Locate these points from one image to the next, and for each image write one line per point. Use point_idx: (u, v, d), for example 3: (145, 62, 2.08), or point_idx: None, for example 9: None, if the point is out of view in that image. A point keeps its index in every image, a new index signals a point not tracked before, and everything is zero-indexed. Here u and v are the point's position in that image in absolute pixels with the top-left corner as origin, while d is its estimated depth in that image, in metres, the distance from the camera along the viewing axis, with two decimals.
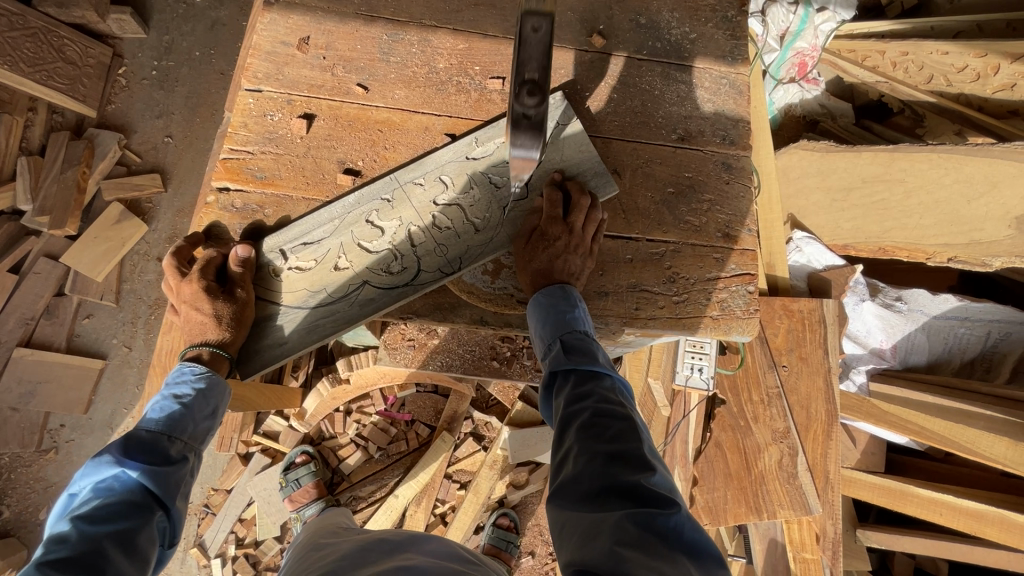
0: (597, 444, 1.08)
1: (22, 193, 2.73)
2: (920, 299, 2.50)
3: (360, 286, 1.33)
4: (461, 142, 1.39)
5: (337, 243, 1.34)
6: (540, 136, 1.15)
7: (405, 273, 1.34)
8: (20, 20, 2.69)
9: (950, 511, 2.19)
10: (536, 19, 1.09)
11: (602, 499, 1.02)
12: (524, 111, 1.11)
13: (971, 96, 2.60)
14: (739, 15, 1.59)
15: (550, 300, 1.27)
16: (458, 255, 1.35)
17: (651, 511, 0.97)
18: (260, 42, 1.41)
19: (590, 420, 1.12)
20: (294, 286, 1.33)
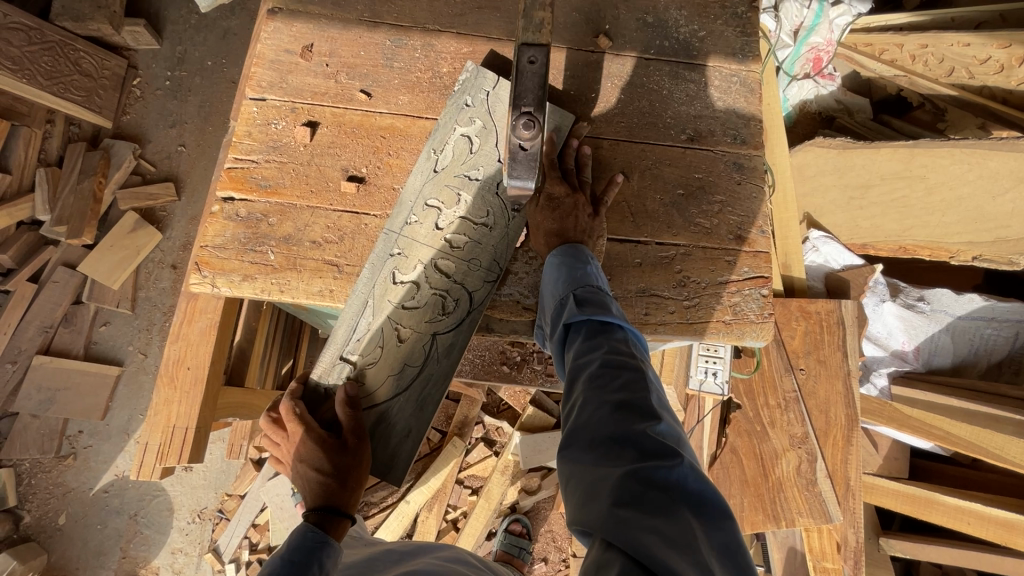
0: (605, 395, 1.05)
1: (40, 204, 2.77)
2: (944, 299, 2.41)
3: (433, 340, 1.36)
4: (421, 161, 1.36)
5: (387, 323, 1.35)
6: (536, 165, 1.11)
7: (461, 304, 1.35)
8: (38, 34, 2.70)
9: (977, 520, 2.11)
10: (532, 52, 1.10)
11: (607, 450, 0.98)
12: (520, 141, 1.09)
13: (994, 89, 2.52)
14: (750, 11, 1.55)
15: (560, 257, 1.24)
16: (493, 261, 1.36)
17: (654, 466, 0.92)
18: (264, 51, 1.41)
19: (599, 372, 1.08)
20: (378, 377, 1.36)
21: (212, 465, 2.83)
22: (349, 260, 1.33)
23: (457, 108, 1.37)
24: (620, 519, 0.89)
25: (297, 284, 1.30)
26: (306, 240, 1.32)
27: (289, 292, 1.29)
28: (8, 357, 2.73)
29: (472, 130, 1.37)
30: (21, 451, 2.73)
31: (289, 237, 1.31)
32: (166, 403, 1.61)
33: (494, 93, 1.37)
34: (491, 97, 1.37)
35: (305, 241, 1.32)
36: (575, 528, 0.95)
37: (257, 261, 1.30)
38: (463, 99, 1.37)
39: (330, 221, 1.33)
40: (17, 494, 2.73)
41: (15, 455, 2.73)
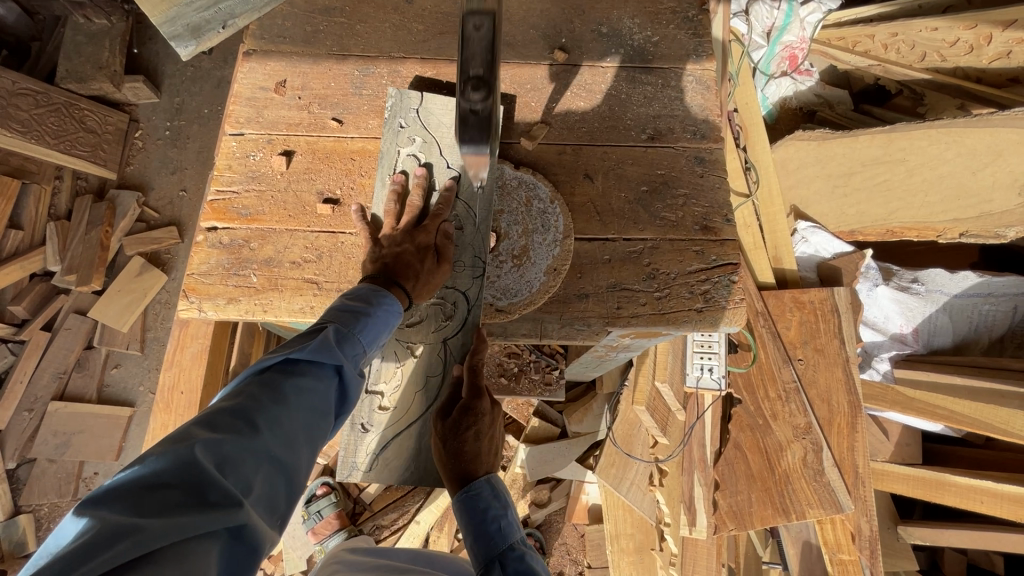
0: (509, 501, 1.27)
1: (51, 255, 2.90)
2: (939, 278, 2.39)
3: (445, 346, 1.41)
4: (377, 191, 1.43)
5: (399, 345, 1.44)
6: (489, 129, 1.15)
7: (459, 307, 1.41)
8: (44, 96, 2.85)
9: (990, 498, 2.08)
10: (477, 17, 1.05)
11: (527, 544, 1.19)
12: (469, 105, 1.11)
13: (967, 69, 2.55)
14: (700, 14, 1.63)
15: (471, 497, 1.24)
16: (475, 257, 1.41)
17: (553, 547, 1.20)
18: (240, 90, 1.51)
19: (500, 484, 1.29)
20: (407, 396, 1.43)
21: None
22: (328, 277, 1.38)
23: (394, 131, 1.45)
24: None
25: (279, 303, 1.35)
26: (287, 261, 1.38)
27: (272, 311, 1.35)
28: (25, 405, 2.83)
29: (414, 147, 1.45)
30: (40, 495, 2.81)
31: (270, 260, 1.38)
32: (163, 426, 1.74)
33: (421, 109, 1.47)
34: (421, 113, 1.47)
35: (285, 262, 1.38)
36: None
37: (241, 284, 1.36)
38: (396, 122, 1.45)
39: (309, 241, 1.40)
40: (37, 539, 2.79)
41: (34, 500, 2.80)
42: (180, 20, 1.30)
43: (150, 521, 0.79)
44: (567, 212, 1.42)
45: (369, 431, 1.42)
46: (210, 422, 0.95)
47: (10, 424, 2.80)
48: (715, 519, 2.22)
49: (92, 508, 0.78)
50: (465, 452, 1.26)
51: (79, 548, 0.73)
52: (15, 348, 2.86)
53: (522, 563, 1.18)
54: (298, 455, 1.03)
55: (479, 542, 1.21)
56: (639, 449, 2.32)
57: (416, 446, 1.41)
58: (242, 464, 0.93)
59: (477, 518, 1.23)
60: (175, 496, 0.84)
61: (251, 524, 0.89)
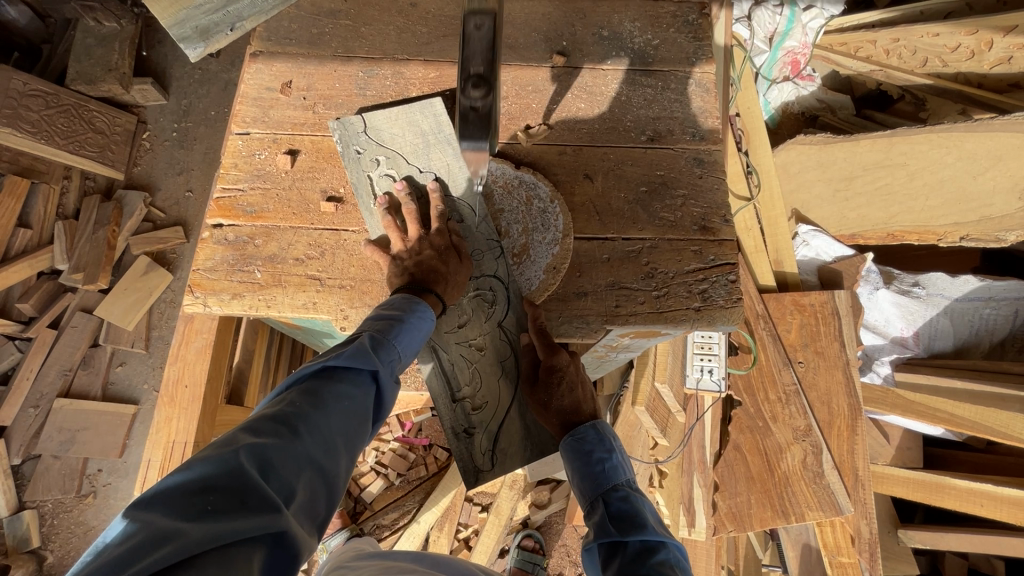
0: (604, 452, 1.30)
1: (59, 253, 2.93)
2: (940, 282, 2.37)
3: (502, 327, 1.46)
4: (368, 214, 1.43)
5: (462, 346, 1.48)
6: (489, 127, 1.16)
7: (500, 290, 1.45)
8: (54, 98, 2.90)
9: (990, 501, 2.08)
10: (478, 18, 1.10)
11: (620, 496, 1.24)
12: (470, 102, 1.13)
13: (969, 75, 2.56)
14: (700, 18, 1.65)
15: (577, 440, 1.33)
16: (490, 240, 1.45)
17: (642, 504, 1.23)
18: (246, 90, 1.53)
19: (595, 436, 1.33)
20: (492, 387, 1.49)
21: None
22: (331, 273, 1.41)
23: (354, 160, 1.44)
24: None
25: (282, 298, 1.38)
26: (290, 258, 1.40)
27: (275, 306, 1.37)
28: (31, 402, 2.86)
29: (382, 167, 1.45)
30: (44, 491, 2.83)
31: (274, 257, 1.40)
32: (166, 420, 1.77)
33: (369, 131, 1.46)
34: (370, 133, 1.46)
35: (289, 259, 1.40)
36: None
37: (245, 280, 1.38)
38: (352, 150, 1.45)
39: (311, 239, 1.42)
40: (41, 535, 2.81)
41: (38, 497, 2.82)
42: (189, 23, 1.39)
43: (192, 524, 0.81)
44: (567, 211, 1.44)
45: (476, 433, 1.49)
46: (253, 428, 0.98)
47: (15, 420, 2.83)
48: (714, 520, 2.24)
49: (141, 512, 0.81)
50: (570, 411, 1.37)
51: (124, 551, 0.75)
52: (21, 346, 2.89)
53: (626, 502, 1.22)
54: (337, 460, 1.06)
55: (585, 479, 1.28)
56: (640, 451, 2.28)
57: (523, 426, 1.49)
58: (283, 469, 0.95)
59: (585, 458, 1.30)
60: (219, 499, 0.86)
61: (290, 529, 0.90)
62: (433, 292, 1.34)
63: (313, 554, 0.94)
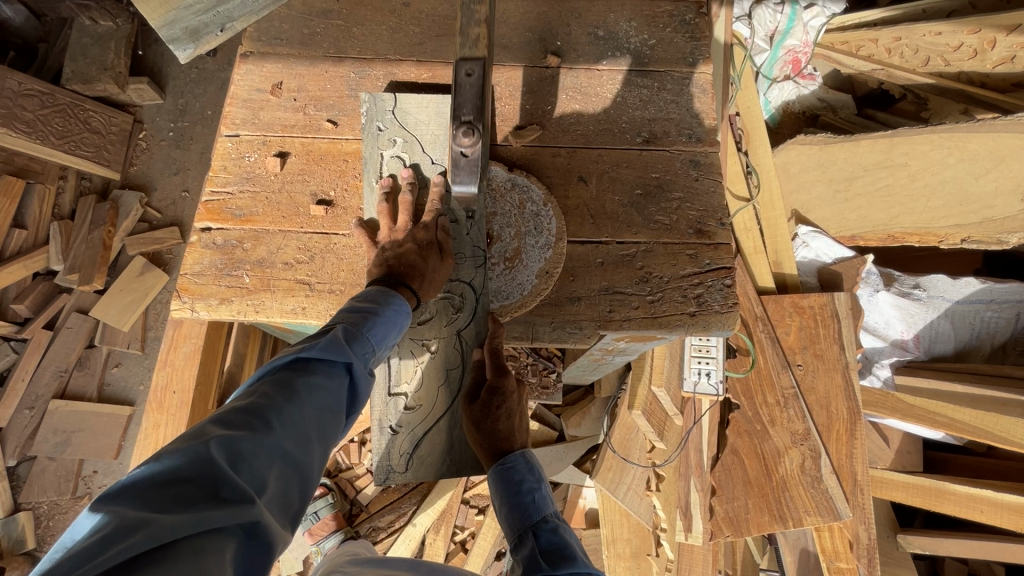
0: (531, 486, 1.28)
1: (54, 254, 2.93)
2: (941, 285, 2.35)
3: (459, 338, 1.45)
4: (368, 191, 1.43)
5: (414, 343, 1.47)
6: (477, 171, 1.20)
7: (467, 296, 1.43)
8: (50, 97, 2.88)
9: (990, 507, 2.05)
10: (469, 65, 1.14)
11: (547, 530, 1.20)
12: (461, 149, 1.16)
13: (971, 74, 2.53)
14: (697, 17, 1.62)
15: (506, 469, 1.30)
16: (475, 248, 1.42)
17: (569, 537, 1.18)
18: (237, 92, 1.51)
19: (524, 470, 1.30)
20: (429, 392, 1.47)
21: None
22: (320, 277, 1.39)
23: (374, 136, 1.44)
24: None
25: (271, 303, 1.36)
26: (279, 262, 1.39)
27: (263, 311, 1.35)
28: (26, 403, 2.86)
29: (397, 149, 1.45)
30: (39, 493, 2.82)
31: (263, 261, 1.39)
32: (155, 426, 1.76)
33: (398, 111, 1.46)
34: (397, 115, 1.46)
35: (277, 263, 1.38)
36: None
37: (233, 285, 1.37)
38: (374, 125, 1.44)
39: (301, 243, 1.40)
40: (36, 536, 2.81)
41: (33, 498, 2.82)
42: (179, 24, 1.37)
43: (163, 515, 0.79)
44: (560, 214, 1.42)
45: (399, 432, 1.47)
46: (224, 420, 0.96)
47: (11, 422, 2.83)
48: (711, 525, 2.21)
49: (110, 503, 0.79)
50: (502, 431, 1.33)
51: (93, 542, 0.73)
52: (17, 346, 2.88)
53: (554, 534, 1.18)
54: (311, 452, 1.04)
55: (514, 512, 1.25)
56: (636, 454, 2.27)
57: (447, 439, 1.47)
58: (256, 460, 0.94)
59: (512, 489, 1.27)
60: (190, 491, 0.84)
61: (264, 521, 0.88)
62: (411, 287, 1.32)
63: (288, 545, 0.93)
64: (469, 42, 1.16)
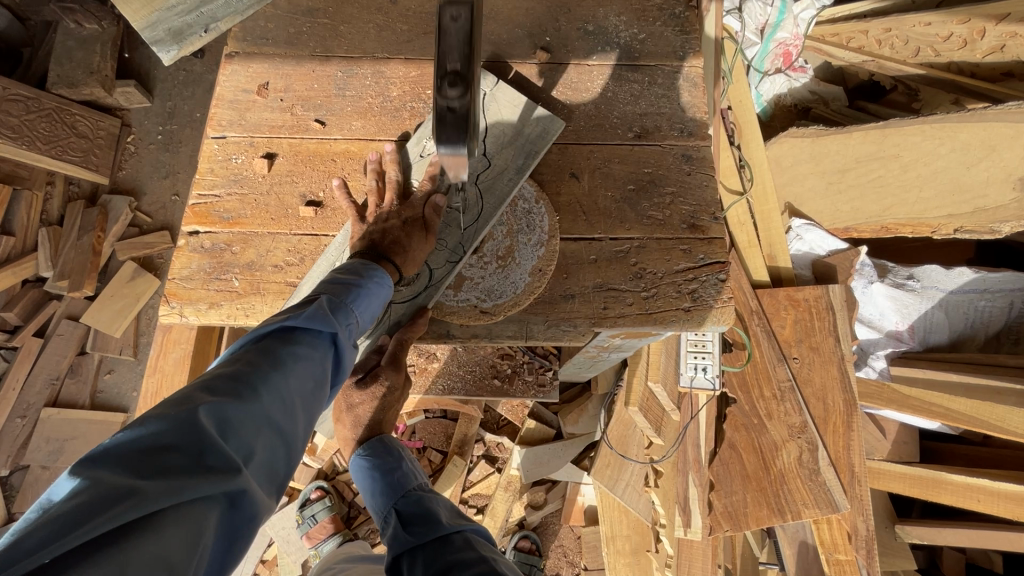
0: (393, 469, 1.35)
1: (43, 261, 2.90)
2: (934, 275, 2.35)
3: (388, 308, 1.39)
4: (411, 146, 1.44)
5: None
6: (466, 127, 1.06)
7: (420, 278, 1.39)
8: (35, 102, 2.85)
9: (986, 496, 2.06)
10: (454, 9, 1.04)
11: (415, 503, 1.32)
12: (447, 102, 1.03)
13: (961, 64, 2.51)
14: (687, 11, 1.61)
15: (369, 457, 1.36)
16: (459, 242, 1.39)
17: (432, 503, 1.32)
18: (223, 93, 1.49)
19: (384, 454, 1.37)
20: None
21: None
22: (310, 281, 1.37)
23: None
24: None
25: (261, 307, 1.35)
26: (269, 265, 1.37)
27: (254, 315, 1.34)
28: (18, 412, 2.84)
29: None
30: (33, 502, 2.82)
31: (252, 264, 1.37)
32: None
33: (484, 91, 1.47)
34: (487, 98, 1.46)
35: (267, 266, 1.37)
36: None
37: (222, 289, 1.35)
38: None
39: (291, 245, 1.39)
40: None
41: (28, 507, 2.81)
42: (162, 25, 1.37)
43: (150, 482, 0.77)
44: (553, 212, 1.41)
45: None
46: (210, 387, 0.93)
47: (3, 430, 2.82)
48: (710, 519, 2.19)
49: (90, 468, 0.75)
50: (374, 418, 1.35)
51: (77, 506, 0.70)
52: (7, 355, 2.87)
53: (419, 505, 1.31)
54: (294, 423, 1.02)
55: (381, 495, 1.34)
56: (634, 450, 2.34)
57: None
58: (242, 429, 0.92)
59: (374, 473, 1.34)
60: (176, 459, 0.81)
61: (248, 492, 0.87)
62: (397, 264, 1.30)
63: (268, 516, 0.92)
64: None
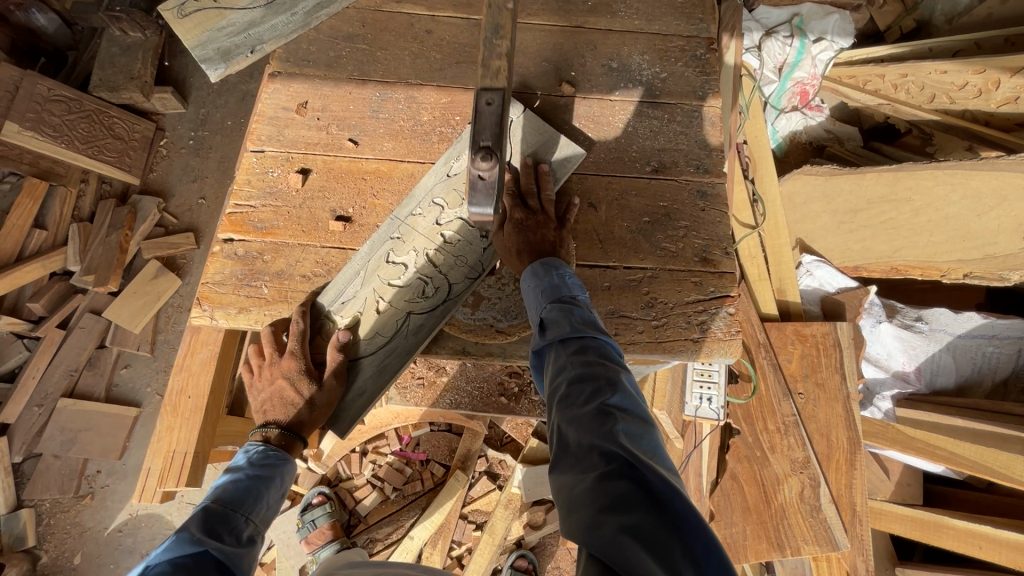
0: (562, 401, 1.14)
1: (72, 255, 3.00)
2: (942, 318, 2.38)
3: (406, 318, 1.44)
4: (438, 165, 1.50)
5: (380, 282, 1.44)
6: (495, 193, 1.16)
7: (439, 291, 1.44)
8: (77, 104, 2.98)
9: (988, 543, 2.06)
10: (489, 94, 1.20)
11: (583, 456, 1.05)
12: (478, 172, 1.15)
13: (976, 112, 2.57)
14: (708, 53, 1.68)
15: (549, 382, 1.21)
16: (478, 260, 1.46)
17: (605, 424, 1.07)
18: (264, 109, 1.58)
19: (568, 389, 1.14)
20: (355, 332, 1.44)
21: None
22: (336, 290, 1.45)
23: None
24: (602, 518, 0.94)
25: (289, 314, 1.43)
26: (298, 275, 1.45)
27: (281, 322, 1.43)
28: (35, 400, 2.92)
29: None
30: (43, 490, 2.88)
31: (282, 273, 1.45)
32: (168, 429, 1.82)
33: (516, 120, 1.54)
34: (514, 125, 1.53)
35: (296, 275, 1.45)
36: (565, 534, 1.00)
37: (252, 295, 1.43)
38: None
39: (319, 256, 1.47)
40: (36, 533, 2.87)
41: (36, 495, 2.87)
42: (212, 46, 1.57)
43: None
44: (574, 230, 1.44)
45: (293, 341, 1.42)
46: None
47: (20, 417, 2.89)
48: None
49: None
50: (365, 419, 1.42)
51: None
52: (30, 344, 2.95)
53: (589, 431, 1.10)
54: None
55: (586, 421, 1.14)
56: None
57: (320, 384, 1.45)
58: None
59: (624, 367, 1.19)
60: None
61: None
62: (294, 447, 1.46)
63: None
64: (490, 73, 1.22)
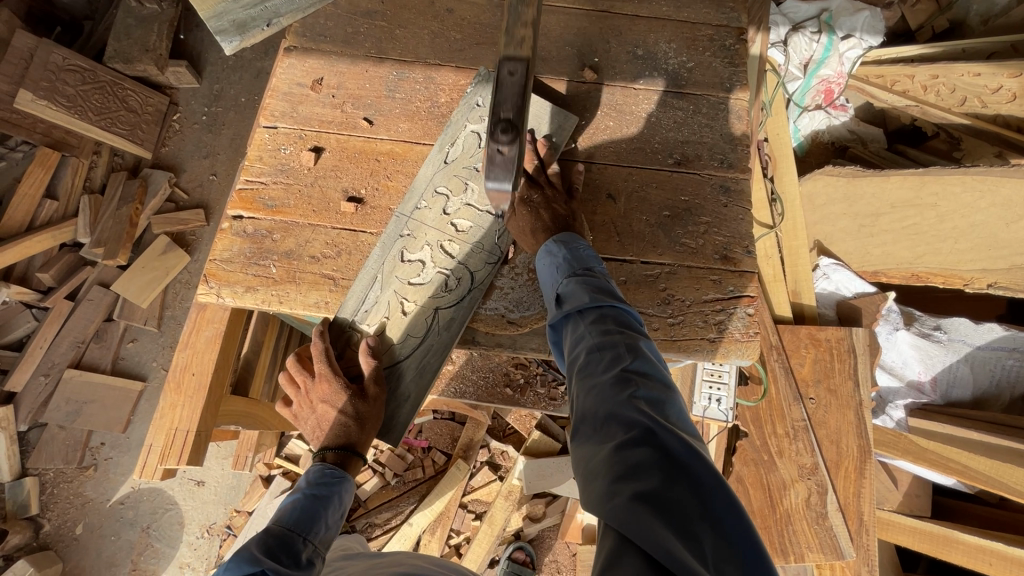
0: (585, 370, 1.12)
1: (82, 227, 3.00)
2: (962, 328, 2.32)
3: (435, 314, 1.41)
4: (433, 155, 1.46)
5: (398, 283, 1.41)
6: (514, 168, 1.14)
7: (462, 283, 1.41)
8: (91, 74, 2.95)
9: (997, 559, 2.00)
10: (511, 64, 1.15)
11: (602, 425, 1.02)
12: (497, 146, 1.12)
13: (1008, 117, 2.47)
14: (738, 44, 1.62)
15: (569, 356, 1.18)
16: (494, 243, 1.43)
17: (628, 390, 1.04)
18: (278, 84, 1.54)
19: (587, 360, 1.12)
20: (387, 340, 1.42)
21: (224, 481, 2.97)
22: (344, 273, 1.42)
23: (469, 107, 1.47)
24: (618, 485, 0.92)
25: (295, 295, 1.40)
26: (306, 255, 1.42)
27: (287, 303, 1.39)
28: (42, 369, 2.93)
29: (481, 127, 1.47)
30: (47, 459, 2.90)
31: (291, 253, 1.42)
32: (171, 406, 1.80)
33: None
34: None
35: (305, 256, 1.42)
36: (583, 504, 0.98)
37: (259, 274, 1.40)
38: (472, 99, 1.48)
39: (329, 238, 1.43)
40: (40, 502, 2.89)
41: (41, 464, 2.90)
42: (228, 16, 1.41)
43: None
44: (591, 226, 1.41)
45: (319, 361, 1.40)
46: None
47: (26, 386, 2.90)
48: None
49: None
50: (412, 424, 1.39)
51: None
52: (38, 315, 2.96)
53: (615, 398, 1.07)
54: None
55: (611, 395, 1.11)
56: None
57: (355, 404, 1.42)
58: None
59: (643, 335, 1.16)
60: None
61: None
62: (352, 465, 1.37)
63: None
64: (513, 41, 1.17)
